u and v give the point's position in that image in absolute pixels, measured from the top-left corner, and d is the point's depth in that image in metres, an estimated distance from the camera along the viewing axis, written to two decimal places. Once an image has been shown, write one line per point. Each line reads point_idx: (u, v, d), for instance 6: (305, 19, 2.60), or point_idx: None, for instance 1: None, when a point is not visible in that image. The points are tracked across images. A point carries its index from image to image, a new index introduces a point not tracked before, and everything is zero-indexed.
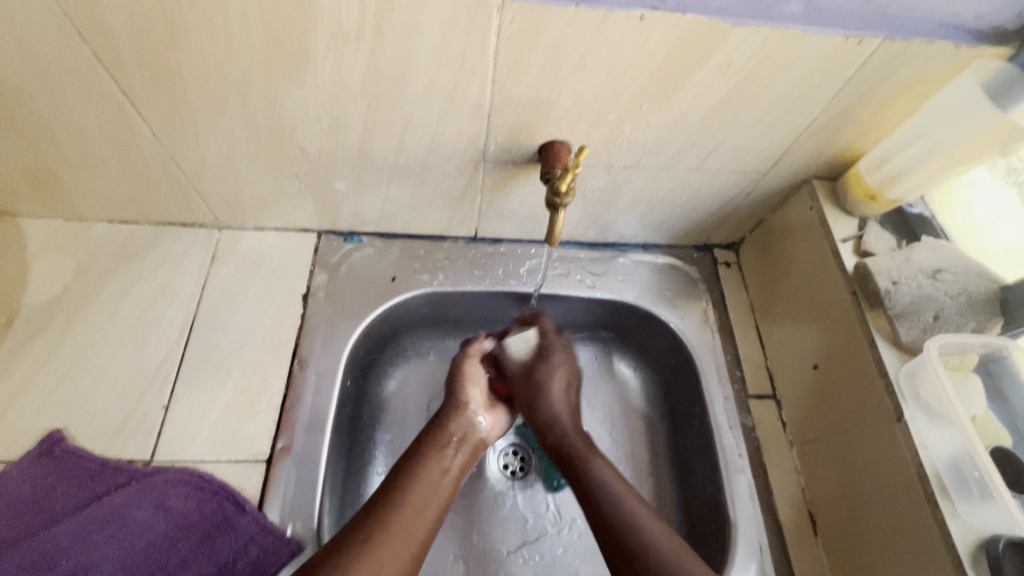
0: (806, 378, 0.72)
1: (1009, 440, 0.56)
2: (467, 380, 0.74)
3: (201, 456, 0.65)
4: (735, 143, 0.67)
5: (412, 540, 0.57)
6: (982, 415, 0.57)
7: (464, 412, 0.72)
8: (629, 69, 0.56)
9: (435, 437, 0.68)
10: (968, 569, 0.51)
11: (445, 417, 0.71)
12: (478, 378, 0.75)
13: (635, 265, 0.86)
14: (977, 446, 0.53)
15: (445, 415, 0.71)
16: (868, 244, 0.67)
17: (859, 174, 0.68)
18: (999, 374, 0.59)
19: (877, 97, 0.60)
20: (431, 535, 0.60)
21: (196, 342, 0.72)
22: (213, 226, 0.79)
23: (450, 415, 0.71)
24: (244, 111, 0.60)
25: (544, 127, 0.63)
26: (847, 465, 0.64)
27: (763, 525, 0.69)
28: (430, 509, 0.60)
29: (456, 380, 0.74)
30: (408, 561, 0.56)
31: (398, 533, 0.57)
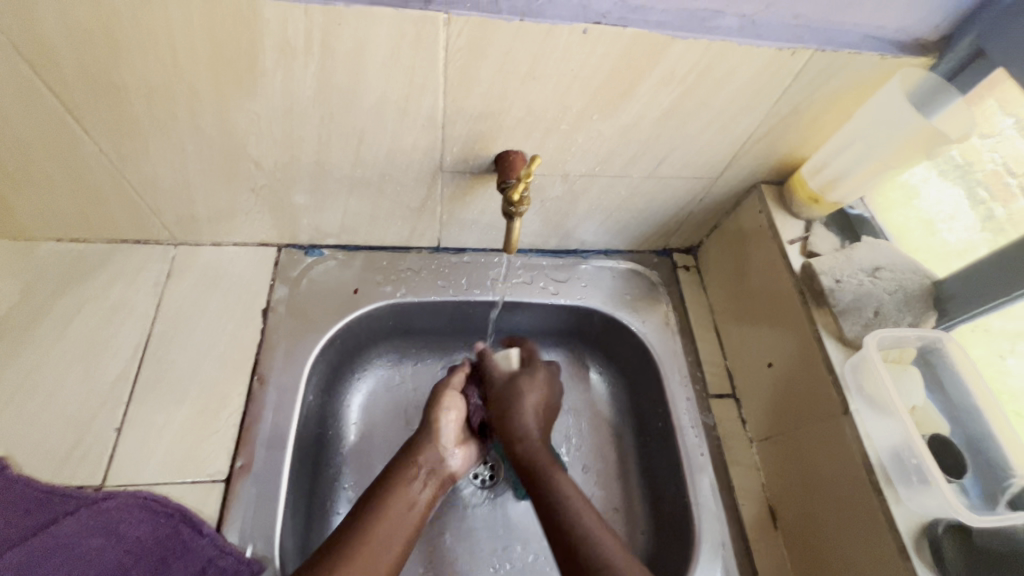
0: (762, 376, 0.74)
1: (946, 428, 0.59)
2: (443, 410, 0.74)
3: (156, 478, 0.63)
4: (685, 150, 0.69)
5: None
6: (921, 405, 0.60)
7: (435, 444, 0.71)
8: (576, 80, 0.57)
9: (404, 470, 0.67)
10: (911, 552, 0.53)
11: (414, 448, 0.70)
12: (455, 408, 0.75)
13: (598, 271, 0.88)
14: (914, 435, 0.55)
15: (416, 447, 0.70)
16: (813, 245, 0.70)
17: (802, 178, 0.71)
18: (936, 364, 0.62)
19: (813, 104, 0.63)
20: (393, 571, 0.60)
21: (151, 361, 0.70)
22: (168, 243, 0.77)
23: (421, 446, 0.70)
24: (195, 126, 0.59)
25: (498, 138, 0.64)
26: (803, 459, 0.66)
27: (726, 521, 0.70)
28: (390, 551, 0.60)
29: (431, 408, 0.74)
30: None
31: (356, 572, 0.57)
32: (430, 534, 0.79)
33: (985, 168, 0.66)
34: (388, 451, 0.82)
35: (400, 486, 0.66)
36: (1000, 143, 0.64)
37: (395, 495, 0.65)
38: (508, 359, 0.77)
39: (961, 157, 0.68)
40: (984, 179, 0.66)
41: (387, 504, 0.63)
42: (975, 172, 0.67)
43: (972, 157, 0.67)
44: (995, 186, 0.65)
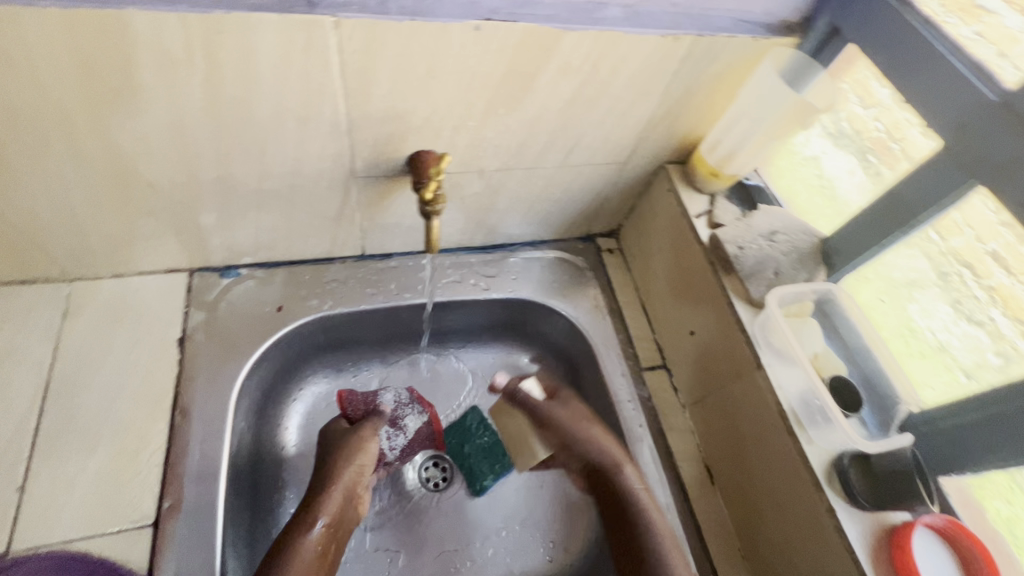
0: (687, 344, 0.79)
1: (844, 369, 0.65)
2: (352, 450, 0.74)
3: (72, 535, 0.58)
4: (592, 138, 0.72)
5: None
6: (821, 352, 0.66)
7: (340, 483, 0.71)
8: (477, 76, 0.58)
9: (304, 522, 0.67)
10: (824, 485, 0.59)
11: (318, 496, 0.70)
12: (365, 445, 0.75)
13: (526, 262, 0.90)
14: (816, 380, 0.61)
15: (317, 495, 0.70)
16: (717, 216, 0.75)
17: (701, 155, 0.76)
18: (831, 314, 0.68)
19: (702, 86, 0.68)
20: None
21: (53, 409, 0.64)
22: (60, 280, 0.71)
23: (327, 490, 0.70)
24: (74, 151, 0.55)
25: (407, 139, 0.64)
26: (729, 416, 0.71)
27: (667, 485, 0.74)
28: None
29: (341, 451, 0.74)
30: None
31: None
32: (388, 546, 0.78)
33: (872, 137, 0.67)
34: None
35: (309, 531, 0.66)
36: (881, 113, 0.66)
37: (303, 543, 0.64)
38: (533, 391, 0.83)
39: (851, 128, 0.70)
40: (874, 148, 0.67)
41: (294, 554, 0.63)
42: (862, 139, 0.69)
43: (860, 129, 0.69)
44: (881, 153, 0.67)
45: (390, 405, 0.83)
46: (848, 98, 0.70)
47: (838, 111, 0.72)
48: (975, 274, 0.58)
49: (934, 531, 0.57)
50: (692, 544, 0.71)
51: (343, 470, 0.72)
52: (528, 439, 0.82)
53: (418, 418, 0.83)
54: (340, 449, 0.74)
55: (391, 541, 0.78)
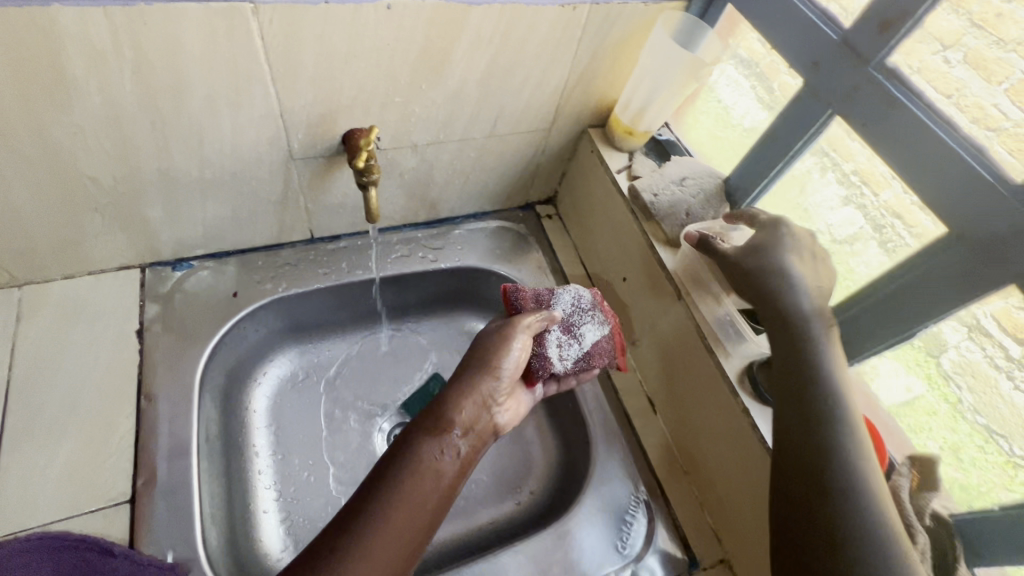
0: (621, 291, 0.87)
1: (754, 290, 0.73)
2: (501, 346, 0.67)
3: (49, 519, 0.60)
4: (515, 106, 0.78)
5: (396, 551, 0.50)
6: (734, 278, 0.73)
7: (491, 377, 0.65)
8: (395, 53, 0.63)
9: (435, 423, 0.60)
10: (739, 390, 0.66)
11: (445, 404, 0.62)
12: (517, 348, 0.68)
13: (471, 233, 0.96)
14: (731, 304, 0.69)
15: (461, 388, 0.63)
16: (636, 170, 0.83)
17: (617, 116, 0.84)
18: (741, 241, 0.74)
19: (606, 52, 0.75)
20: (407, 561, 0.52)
21: (16, 407, 0.66)
22: (11, 286, 0.73)
23: (471, 386, 0.64)
24: (13, 151, 0.57)
25: (339, 118, 0.68)
26: (662, 348, 0.79)
27: (614, 418, 0.82)
28: (406, 537, 0.52)
29: (492, 341, 0.67)
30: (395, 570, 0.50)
31: (385, 545, 0.50)
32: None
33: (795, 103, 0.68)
34: (305, 444, 0.84)
35: (435, 442, 0.58)
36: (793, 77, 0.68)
37: (434, 449, 0.58)
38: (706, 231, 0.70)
39: (780, 96, 0.71)
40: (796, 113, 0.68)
41: (432, 445, 0.58)
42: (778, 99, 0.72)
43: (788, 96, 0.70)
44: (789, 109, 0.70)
45: (566, 310, 0.74)
46: (777, 68, 0.71)
47: (770, 81, 0.73)
48: (905, 224, 0.59)
49: None
50: (640, 467, 0.78)
51: (483, 382, 0.64)
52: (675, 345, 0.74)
53: (598, 329, 0.74)
54: (482, 359, 0.66)
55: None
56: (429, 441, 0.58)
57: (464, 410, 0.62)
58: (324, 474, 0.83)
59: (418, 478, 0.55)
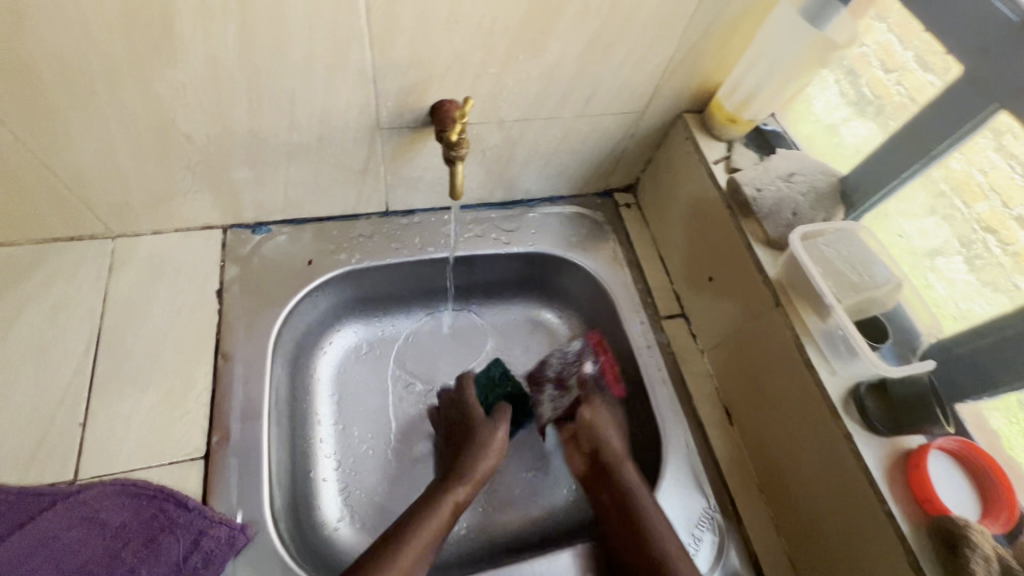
0: (704, 291, 0.81)
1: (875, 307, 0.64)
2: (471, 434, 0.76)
3: (131, 465, 0.62)
4: (611, 85, 0.73)
5: None
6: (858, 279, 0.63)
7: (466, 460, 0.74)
8: (498, 20, 0.60)
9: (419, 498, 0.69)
10: (842, 412, 0.60)
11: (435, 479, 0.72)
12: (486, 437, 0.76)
13: (545, 218, 0.92)
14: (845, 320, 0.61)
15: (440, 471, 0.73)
16: (735, 162, 0.77)
17: (720, 101, 0.77)
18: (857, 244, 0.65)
19: (719, 29, 0.68)
20: None
21: (106, 354, 0.69)
22: (105, 236, 0.75)
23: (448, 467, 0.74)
24: (118, 103, 0.58)
25: (430, 87, 0.66)
26: (748, 355, 0.73)
27: (687, 425, 0.77)
28: None
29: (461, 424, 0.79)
30: None
31: None
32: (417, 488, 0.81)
33: (893, 102, 0.67)
34: (366, 417, 0.84)
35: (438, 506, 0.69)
36: (904, 77, 0.65)
37: (438, 513, 0.68)
38: (814, 235, 0.66)
39: (871, 93, 0.71)
40: (893, 112, 0.67)
41: (436, 511, 0.68)
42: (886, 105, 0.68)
43: (882, 93, 0.69)
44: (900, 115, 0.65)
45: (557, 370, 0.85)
46: (869, 62, 0.70)
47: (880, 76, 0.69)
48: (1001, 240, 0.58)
49: (948, 454, 0.58)
50: (711, 480, 0.73)
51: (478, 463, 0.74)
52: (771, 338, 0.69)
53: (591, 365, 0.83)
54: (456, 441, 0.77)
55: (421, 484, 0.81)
56: (436, 501, 0.69)
57: (457, 484, 0.72)
58: (383, 449, 0.83)
59: (423, 533, 0.66)
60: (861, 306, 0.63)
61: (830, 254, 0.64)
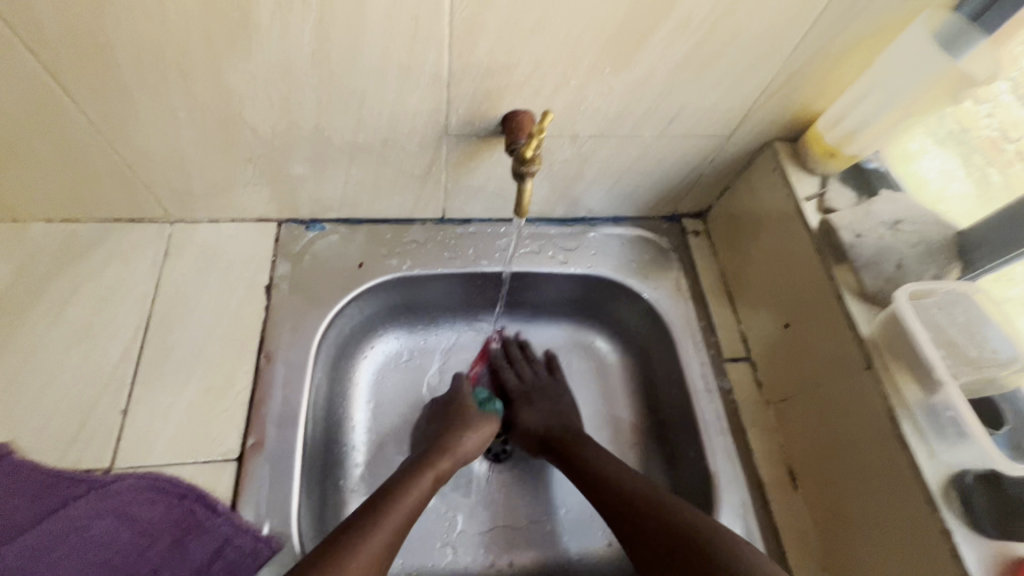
0: (778, 337, 0.73)
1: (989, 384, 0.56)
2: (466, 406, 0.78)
3: (165, 460, 0.61)
4: (698, 106, 0.67)
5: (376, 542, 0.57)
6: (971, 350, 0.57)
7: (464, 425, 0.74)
8: (589, 29, 0.55)
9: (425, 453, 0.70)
10: (941, 503, 0.53)
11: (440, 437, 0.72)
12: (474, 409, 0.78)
13: (606, 238, 0.86)
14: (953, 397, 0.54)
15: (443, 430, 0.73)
16: (829, 201, 0.69)
17: (818, 133, 0.70)
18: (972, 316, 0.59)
19: (831, 53, 0.61)
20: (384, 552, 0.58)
21: (154, 341, 0.68)
22: (163, 220, 0.75)
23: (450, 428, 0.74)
24: (187, 91, 0.56)
25: (505, 96, 0.61)
26: (825, 417, 0.65)
27: (745, 484, 0.70)
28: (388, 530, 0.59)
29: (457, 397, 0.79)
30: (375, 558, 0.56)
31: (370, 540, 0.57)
32: (446, 511, 0.78)
33: (981, 136, 0.66)
34: (400, 430, 0.81)
35: (423, 474, 0.67)
36: (997, 109, 0.64)
37: (420, 478, 0.66)
38: (927, 295, 0.59)
39: (955, 123, 0.68)
40: (981, 147, 0.66)
41: (419, 481, 0.66)
42: (970, 138, 0.67)
43: (967, 124, 0.67)
44: (991, 152, 0.65)
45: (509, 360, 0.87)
46: None
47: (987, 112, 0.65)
48: None
49: None
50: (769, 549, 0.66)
51: (463, 437, 0.73)
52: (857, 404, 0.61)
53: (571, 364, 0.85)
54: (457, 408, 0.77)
55: (451, 506, 0.78)
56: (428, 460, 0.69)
57: (443, 455, 0.70)
58: None
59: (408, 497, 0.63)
60: (975, 386, 0.56)
61: (940, 318, 0.58)
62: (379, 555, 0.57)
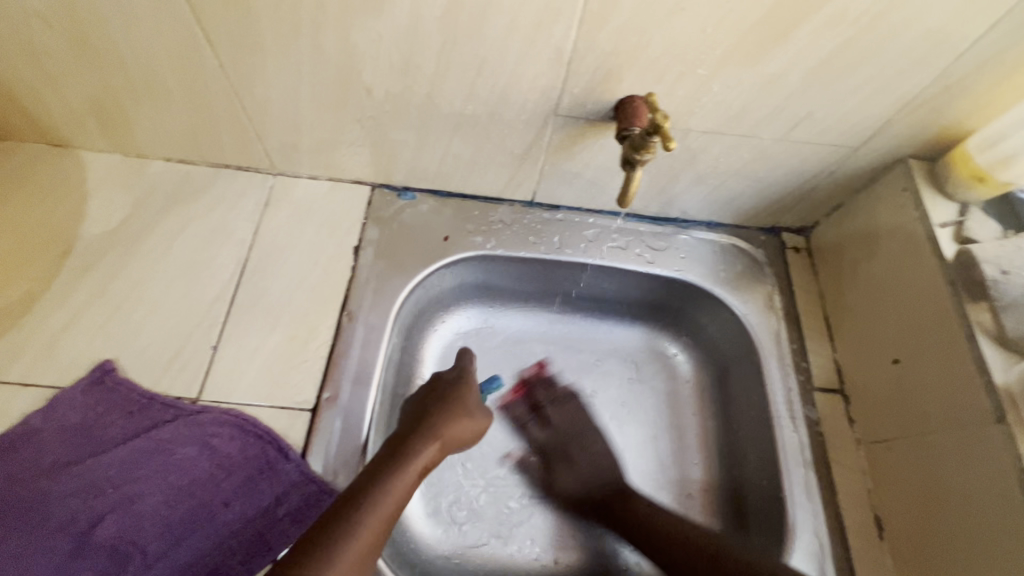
0: (882, 373, 0.67)
1: None
2: (469, 393, 0.68)
3: (246, 399, 0.63)
4: (831, 111, 0.61)
5: (389, 500, 0.54)
6: None
7: (470, 411, 0.66)
8: (732, 14, 0.51)
9: (446, 412, 0.64)
10: None
11: (460, 405, 0.66)
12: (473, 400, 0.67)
13: (698, 243, 0.81)
14: None
15: (463, 401, 0.66)
16: (969, 231, 0.63)
17: (966, 154, 0.62)
18: None
19: (1003, 64, 0.55)
20: (395, 512, 0.55)
21: (247, 285, 0.71)
22: (267, 172, 0.77)
23: (463, 404, 0.66)
24: (315, 45, 0.57)
25: (625, 79, 0.59)
26: (930, 468, 0.60)
27: (824, 523, 0.65)
28: (402, 481, 0.56)
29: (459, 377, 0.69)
30: (385, 519, 0.54)
31: (383, 496, 0.54)
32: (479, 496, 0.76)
33: None
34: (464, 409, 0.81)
35: (405, 470, 0.57)
36: None
37: (429, 443, 0.61)
38: None
39: None
40: None
41: (399, 475, 0.57)
42: None
43: None
44: None
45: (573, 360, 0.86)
46: None
47: None
48: None
49: None
50: None
51: (453, 422, 0.64)
52: (975, 454, 0.55)
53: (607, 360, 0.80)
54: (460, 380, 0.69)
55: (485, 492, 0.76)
56: (446, 421, 0.63)
57: (426, 444, 0.61)
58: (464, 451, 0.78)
59: (418, 460, 0.59)
60: None
61: None
62: (391, 512, 0.54)
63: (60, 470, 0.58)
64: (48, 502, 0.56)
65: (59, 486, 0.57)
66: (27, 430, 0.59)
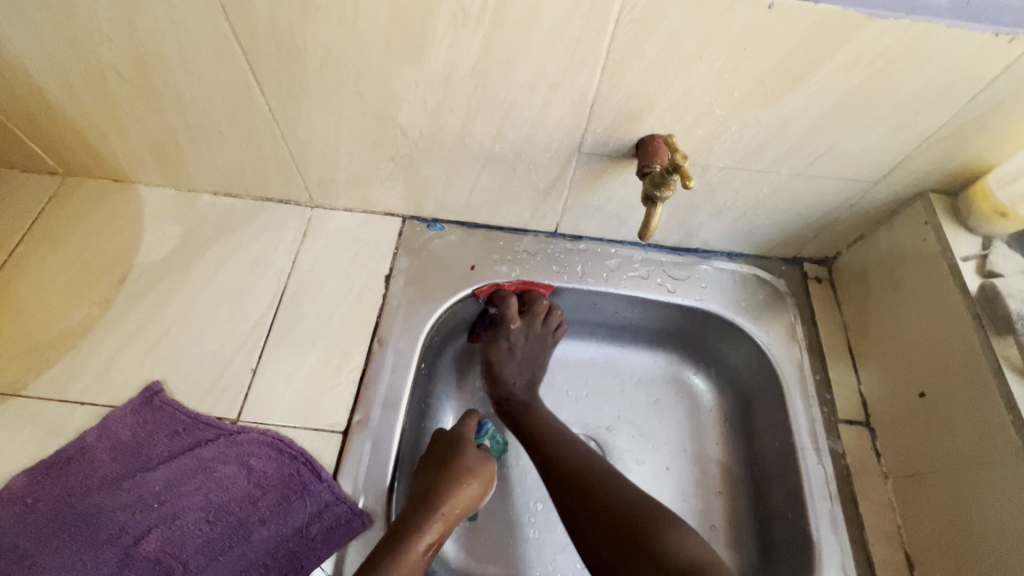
0: (908, 406, 0.67)
1: None
2: (471, 464, 0.68)
3: (282, 421, 0.66)
4: (848, 148, 0.63)
5: None
6: None
7: (470, 484, 0.66)
8: (749, 60, 0.54)
9: (447, 486, 0.65)
10: None
11: (460, 477, 0.66)
12: (475, 469, 0.68)
13: (719, 273, 0.83)
14: None
15: (463, 471, 0.67)
16: (993, 264, 0.63)
17: (987, 189, 0.63)
18: None
19: (1019, 103, 0.56)
20: None
21: (285, 310, 0.75)
22: (306, 205, 0.82)
23: (464, 476, 0.66)
24: (357, 91, 0.62)
25: (646, 119, 0.62)
26: (962, 506, 0.59)
27: (852, 559, 0.64)
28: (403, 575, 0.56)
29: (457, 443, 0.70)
30: None
31: None
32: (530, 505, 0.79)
33: None
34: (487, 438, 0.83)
35: (404, 557, 0.57)
36: None
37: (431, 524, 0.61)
38: None
39: None
40: None
41: (401, 565, 0.57)
42: None
43: None
44: None
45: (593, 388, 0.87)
46: None
47: None
48: None
49: None
50: None
51: (453, 499, 0.64)
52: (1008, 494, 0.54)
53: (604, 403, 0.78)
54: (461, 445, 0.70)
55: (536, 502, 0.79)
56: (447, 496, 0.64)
57: (429, 524, 0.61)
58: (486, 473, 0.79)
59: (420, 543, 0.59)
60: None
61: None
62: None
63: (111, 485, 0.61)
64: (100, 516, 0.60)
65: (110, 501, 0.61)
66: (82, 447, 0.63)
